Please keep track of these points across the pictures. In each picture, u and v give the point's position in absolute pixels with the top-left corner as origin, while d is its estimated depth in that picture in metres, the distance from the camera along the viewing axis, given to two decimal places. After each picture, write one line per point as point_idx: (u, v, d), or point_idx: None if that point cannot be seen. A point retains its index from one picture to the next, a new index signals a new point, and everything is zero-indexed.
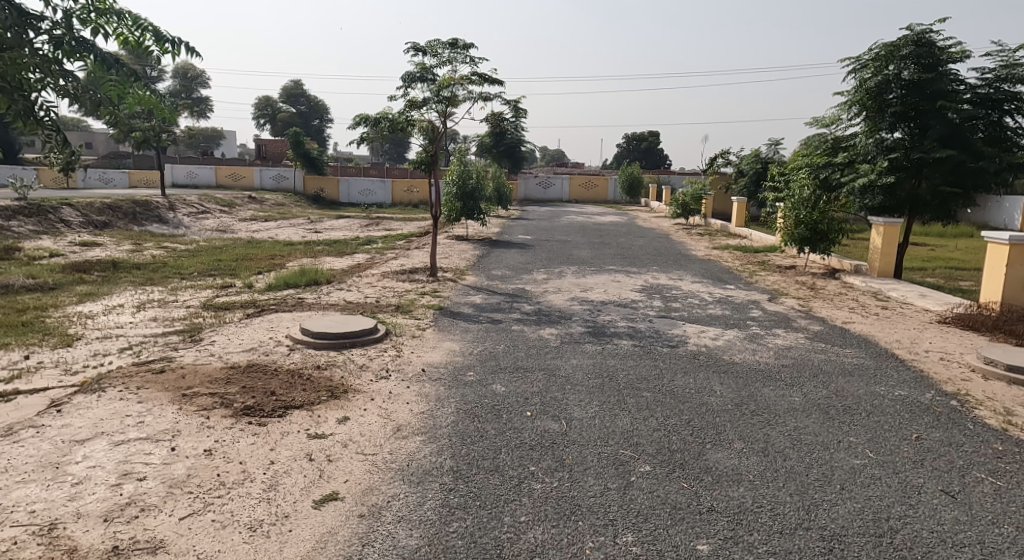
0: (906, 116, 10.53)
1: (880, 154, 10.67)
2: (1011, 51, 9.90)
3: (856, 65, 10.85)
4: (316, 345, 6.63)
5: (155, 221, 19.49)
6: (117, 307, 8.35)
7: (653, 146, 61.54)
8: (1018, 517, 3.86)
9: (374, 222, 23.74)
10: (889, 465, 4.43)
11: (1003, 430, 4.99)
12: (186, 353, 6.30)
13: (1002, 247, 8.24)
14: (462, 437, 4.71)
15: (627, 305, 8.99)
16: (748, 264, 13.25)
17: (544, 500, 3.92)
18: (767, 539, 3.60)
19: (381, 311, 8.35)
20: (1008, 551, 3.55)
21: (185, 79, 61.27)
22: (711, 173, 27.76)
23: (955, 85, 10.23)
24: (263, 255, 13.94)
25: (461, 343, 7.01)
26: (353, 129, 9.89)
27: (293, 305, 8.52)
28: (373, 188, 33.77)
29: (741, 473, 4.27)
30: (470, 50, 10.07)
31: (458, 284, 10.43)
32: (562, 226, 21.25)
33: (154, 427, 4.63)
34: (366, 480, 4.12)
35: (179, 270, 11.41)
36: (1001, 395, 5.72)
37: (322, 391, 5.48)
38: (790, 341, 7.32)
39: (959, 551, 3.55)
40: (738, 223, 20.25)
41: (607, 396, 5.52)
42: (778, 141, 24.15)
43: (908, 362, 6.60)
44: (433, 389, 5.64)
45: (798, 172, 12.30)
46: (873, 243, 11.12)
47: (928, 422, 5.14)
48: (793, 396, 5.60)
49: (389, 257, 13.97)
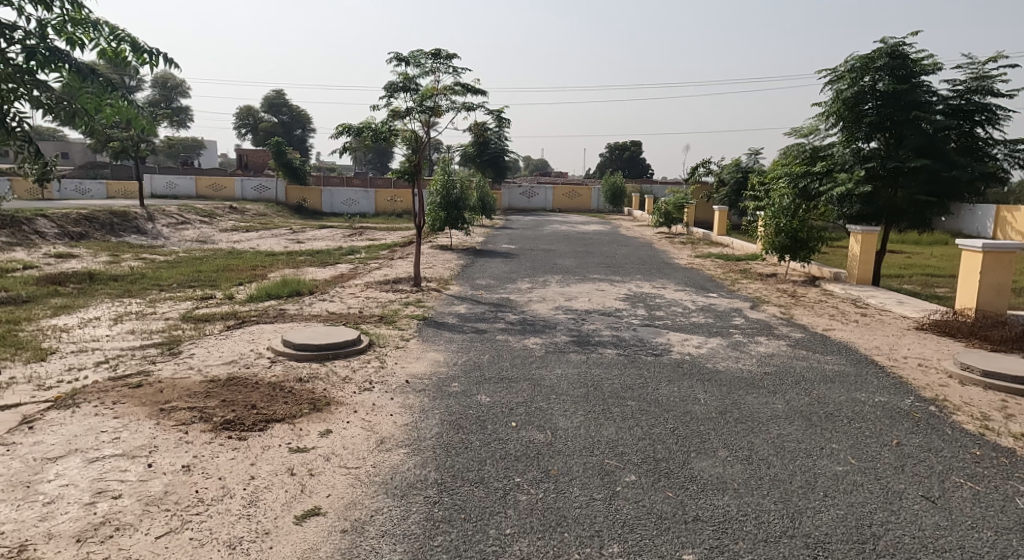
0: (881, 127, 10.70)
1: (857, 163, 10.85)
2: (981, 64, 10.12)
3: (833, 76, 10.97)
4: (298, 357, 6.55)
5: (133, 231, 19.21)
6: (92, 320, 8.18)
7: (635, 156, 62.11)
8: (997, 522, 3.87)
9: (357, 232, 23.66)
10: (870, 471, 4.45)
11: (981, 435, 5.04)
12: (164, 367, 6.17)
13: (976, 254, 8.32)
14: (447, 449, 4.66)
15: (611, 315, 8.99)
16: (729, 272, 13.37)
17: (530, 512, 3.87)
18: (753, 547, 3.59)
19: (365, 321, 8.28)
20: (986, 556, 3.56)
21: (164, 88, 61.04)
22: (692, 182, 27.94)
23: (928, 96, 10.40)
24: (243, 266, 13.77)
25: (446, 353, 6.95)
26: (336, 139, 9.84)
27: (275, 317, 8.40)
28: (355, 197, 33.63)
29: (726, 481, 4.25)
30: (453, 60, 10.06)
31: (442, 294, 10.38)
32: (545, 236, 21.23)
33: (130, 442, 4.53)
34: (349, 494, 4.05)
35: (158, 281, 11.23)
36: (978, 400, 5.77)
37: (304, 403, 5.40)
38: (772, 348, 7.35)
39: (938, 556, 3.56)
40: (720, 231, 20.33)
41: (592, 406, 5.48)
42: (757, 150, 24.42)
43: (886, 368, 6.64)
44: (418, 400, 5.58)
45: (777, 180, 12.34)
46: (852, 251, 11.21)
47: (907, 427, 5.18)
48: (776, 403, 5.61)
49: (373, 267, 13.86)
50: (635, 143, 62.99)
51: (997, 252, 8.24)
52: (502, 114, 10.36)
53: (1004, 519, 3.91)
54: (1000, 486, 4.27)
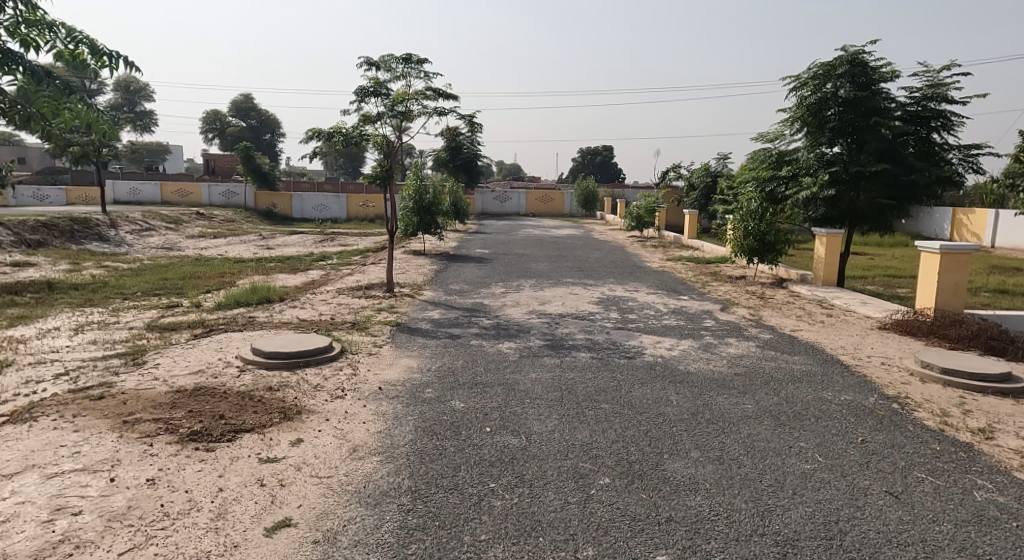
0: (844, 133, 10.90)
1: (821, 168, 10.94)
2: (936, 72, 10.37)
3: (797, 83, 11.17)
4: (268, 365, 6.43)
5: (95, 239, 18.76)
6: (51, 331, 7.94)
7: (607, 160, 62.60)
8: (957, 515, 3.95)
9: (328, 237, 23.42)
10: (837, 468, 4.50)
11: (941, 430, 5.14)
12: (128, 378, 6.01)
13: (934, 255, 8.51)
14: (420, 456, 4.60)
15: (584, 318, 9.00)
16: (700, 274, 13.51)
17: (504, 517, 3.84)
18: (725, 547, 3.60)
19: (336, 328, 8.17)
20: (948, 549, 3.62)
21: (127, 92, 59.84)
22: (663, 186, 28.23)
23: (887, 103, 10.64)
24: (211, 273, 13.52)
25: (419, 359, 6.89)
26: (306, 143, 9.73)
27: (244, 324, 8.25)
28: (327, 202, 33.32)
29: (698, 481, 4.27)
30: (424, 65, 10.01)
31: (416, 300, 10.31)
32: (518, 240, 21.25)
33: (91, 456, 4.39)
34: (321, 504, 3.98)
35: (121, 290, 10.96)
36: (938, 397, 5.89)
37: (274, 413, 5.30)
38: (742, 349, 7.43)
39: (903, 551, 3.61)
40: (691, 234, 20.55)
41: (566, 409, 5.47)
42: (726, 155, 24.76)
43: (852, 367, 6.76)
44: (391, 407, 5.51)
45: (745, 185, 12.55)
46: (818, 253, 11.41)
47: (872, 425, 5.26)
48: (746, 404, 5.66)
49: (345, 273, 13.72)
50: (607, 148, 63.50)
51: (954, 253, 8.44)
52: (475, 119, 10.33)
53: (964, 512, 3.98)
54: (960, 480, 4.35)
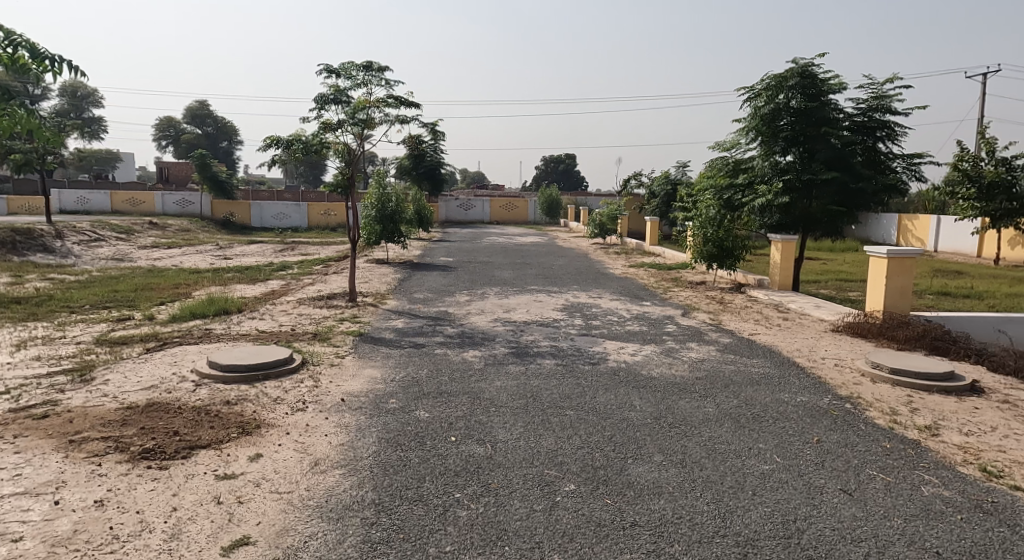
0: (796, 142, 11.09)
1: (775, 176, 11.16)
2: (880, 84, 10.71)
3: (751, 94, 11.39)
4: (225, 379, 6.24)
5: (40, 250, 18.09)
6: None
7: (570, 168, 63.09)
8: (907, 510, 4.02)
9: (287, 247, 23.01)
10: (795, 468, 4.55)
11: (890, 428, 5.25)
12: (75, 395, 5.77)
13: (881, 260, 8.75)
14: (384, 468, 4.51)
15: (549, 325, 8.98)
16: (661, 280, 13.64)
17: (469, 527, 3.78)
18: (687, 549, 3.60)
19: (297, 339, 7.99)
20: (899, 543, 3.68)
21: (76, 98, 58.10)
22: (625, 195, 28.53)
23: (836, 114, 10.93)
24: (164, 284, 13.13)
25: (382, 369, 6.78)
26: (264, 151, 9.54)
27: (200, 337, 8.01)
28: (287, 211, 32.83)
29: (662, 485, 4.27)
30: (385, 73, 9.92)
31: (379, 309, 10.18)
32: (482, 248, 21.17)
33: (34, 479, 4.19)
34: (280, 520, 3.86)
35: (69, 303, 10.56)
36: (888, 396, 6.02)
37: (232, 427, 5.13)
38: (703, 353, 7.50)
39: (857, 547, 3.65)
40: (653, 241, 20.76)
41: (531, 417, 5.43)
42: (686, 163, 25.14)
43: (807, 369, 6.87)
44: (354, 419, 5.40)
45: (704, 192, 12.73)
46: (773, 258, 11.64)
47: (827, 425, 5.34)
48: (707, 407, 5.70)
49: (305, 283, 13.47)
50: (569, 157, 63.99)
51: (901, 257, 8.69)
52: (437, 127, 10.28)
53: (914, 506, 4.06)
54: (908, 476, 4.44)
